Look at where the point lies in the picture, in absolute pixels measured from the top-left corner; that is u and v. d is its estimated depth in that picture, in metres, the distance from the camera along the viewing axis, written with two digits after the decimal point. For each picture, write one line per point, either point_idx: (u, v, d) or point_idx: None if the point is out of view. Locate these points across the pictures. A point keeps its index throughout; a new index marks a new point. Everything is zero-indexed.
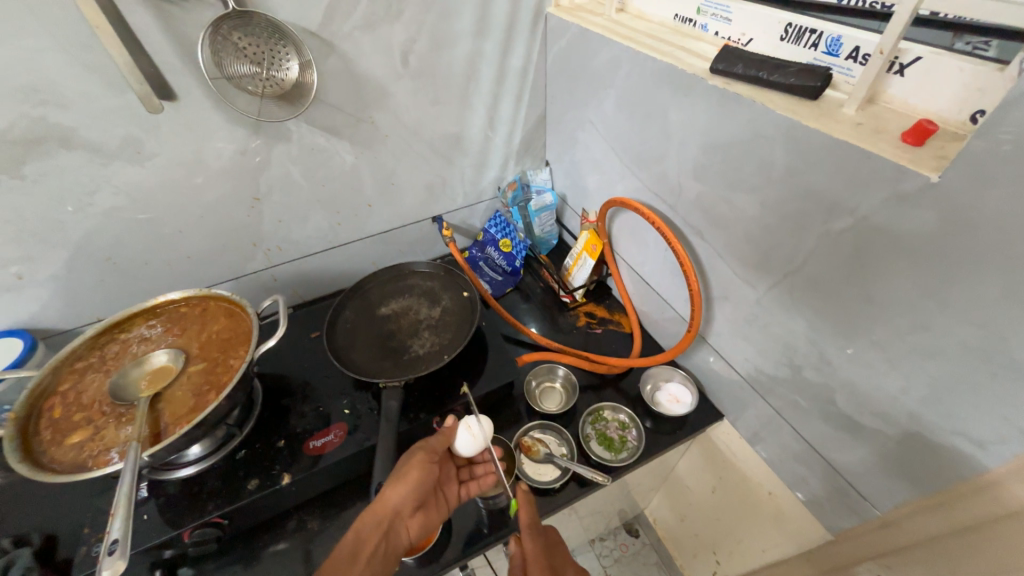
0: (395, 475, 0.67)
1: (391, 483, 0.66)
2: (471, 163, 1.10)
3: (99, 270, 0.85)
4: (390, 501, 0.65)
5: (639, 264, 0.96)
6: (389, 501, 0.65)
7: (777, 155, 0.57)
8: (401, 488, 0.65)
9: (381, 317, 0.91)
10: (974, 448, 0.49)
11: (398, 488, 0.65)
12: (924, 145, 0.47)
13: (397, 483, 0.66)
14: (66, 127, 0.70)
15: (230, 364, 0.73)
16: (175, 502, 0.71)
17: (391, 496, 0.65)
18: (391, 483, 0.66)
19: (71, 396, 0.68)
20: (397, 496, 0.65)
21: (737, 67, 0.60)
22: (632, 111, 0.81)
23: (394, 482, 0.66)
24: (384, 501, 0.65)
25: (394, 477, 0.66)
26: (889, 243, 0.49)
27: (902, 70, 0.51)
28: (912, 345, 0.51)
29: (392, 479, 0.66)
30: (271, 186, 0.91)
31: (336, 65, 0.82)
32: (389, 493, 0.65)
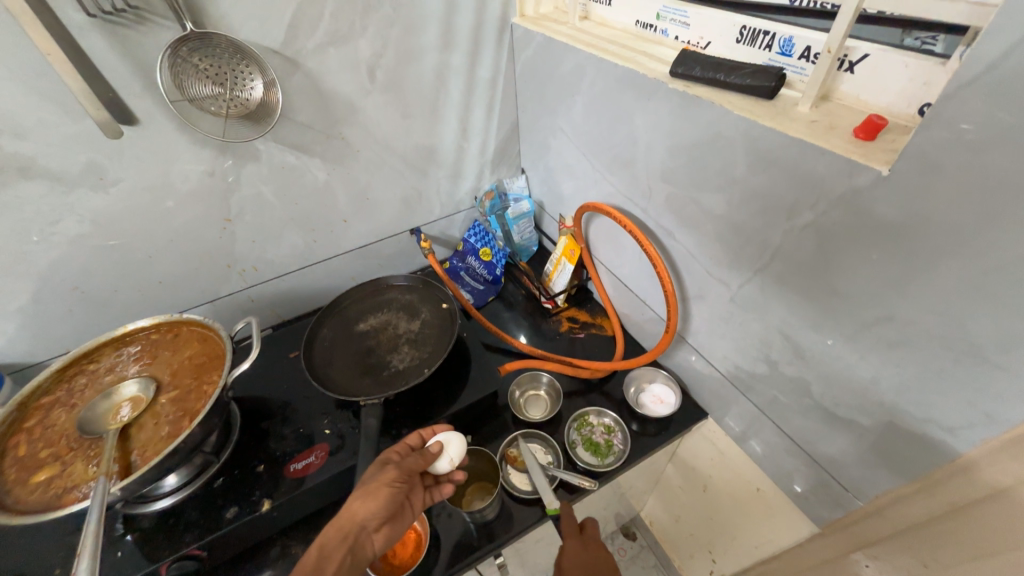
0: (364, 488, 0.63)
1: (359, 497, 0.62)
2: (446, 174, 1.10)
3: (66, 301, 0.83)
4: (357, 514, 0.60)
5: (617, 266, 0.96)
6: (358, 515, 0.60)
7: (739, 155, 0.58)
8: (371, 501, 0.61)
9: (359, 334, 0.89)
10: (945, 434, 0.49)
11: (367, 500, 0.61)
12: (876, 139, 0.48)
13: (365, 495, 0.62)
14: (24, 156, 0.68)
15: (203, 390, 0.71)
16: (151, 536, 0.69)
17: (357, 509, 0.60)
18: (360, 496, 0.61)
19: (36, 432, 0.66)
20: (365, 510, 0.60)
21: (696, 70, 0.61)
22: (599, 116, 0.82)
23: (364, 495, 0.62)
24: (352, 514, 0.60)
25: (363, 491, 0.62)
26: (850, 237, 0.50)
27: (852, 68, 0.53)
28: (879, 335, 0.52)
29: (360, 492, 0.62)
30: (242, 207, 0.90)
31: (302, 82, 0.82)
32: (356, 506, 0.61)
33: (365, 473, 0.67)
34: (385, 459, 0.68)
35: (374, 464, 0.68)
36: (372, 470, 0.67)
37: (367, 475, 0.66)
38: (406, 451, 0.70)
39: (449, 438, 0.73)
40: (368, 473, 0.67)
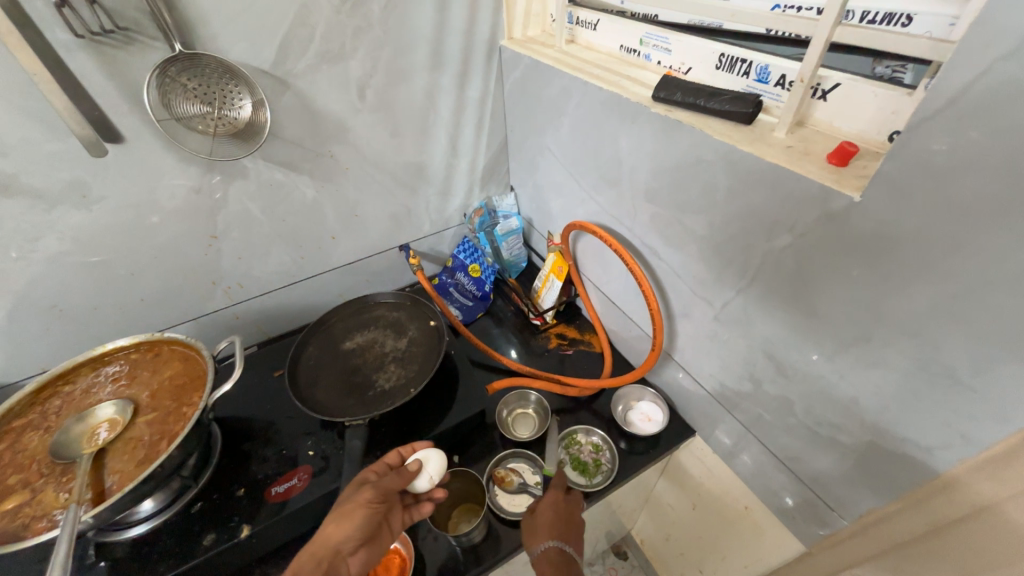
0: (338, 511, 0.62)
1: (333, 520, 0.61)
2: (435, 192, 1.11)
3: (44, 319, 0.81)
4: (333, 537, 0.59)
5: (604, 284, 0.97)
6: (332, 538, 0.59)
7: (719, 177, 0.60)
8: (346, 523, 0.61)
9: (345, 352, 0.89)
10: (924, 453, 0.50)
11: (342, 523, 0.60)
12: (848, 165, 0.50)
13: (340, 517, 0.61)
14: (4, 174, 0.67)
15: (183, 412, 0.70)
16: (124, 565, 0.66)
17: (332, 533, 0.60)
18: (335, 519, 0.61)
19: (5, 457, 0.64)
20: (340, 533, 0.60)
21: (677, 95, 0.63)
22: (585, 137, 0.83)
23: (339, 517, 0.61)
24: (327, 538, 0.59)
25: (338, 514, 0.62)
26: (826, 259, 0.51)
27: (824, 96, 0.54)
28: (858, 355, 0.53)
29: (335, 516, 0.61)
30: (229, 224, 0.89)
31: (292, 102, 0.83)
32: (331, 530, 0.60)
33: (341, 497, 0.66)
34: (362, 480, 0.67)
35: (351, 487, 0.67)
36: (348, 493, 0.66)
37: (343, 498, 0.65)
38: (384, 470, 0.69)
39: (428, 454, 0.72)
40: (344, 496, 0.66)
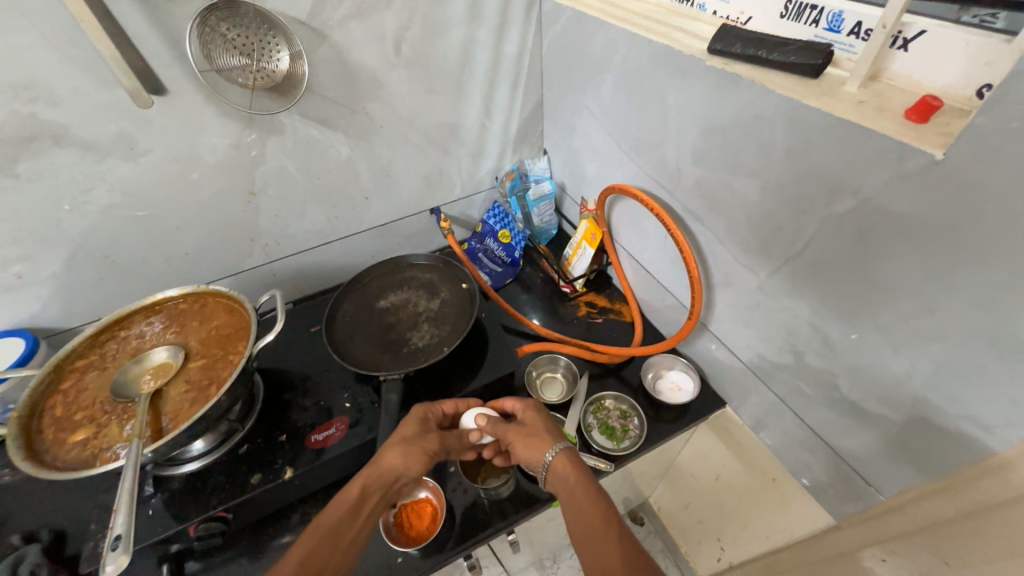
0: (406, 444, 0.66)
1: (402, 451, 0.65)
2: (468, 153, 1.09)
3: (98, 268, 0.85)
4: (400, 470, 0.65)
5: (639, 251, 0.95)
6: (399, 470, 0.65)
7: (778, 137, 0.56)
8: (412, 463, 0.65)
9: (380, 310, 0.90)
10: (980, 431, 0.48)
11: (410, 460, 0.65)
12: (929, 122, 0.46)
13: (409, 452, 0.65)
14: (57, 124, 0.69)
15: (229, 359, 0.73)
16: (179, 497, 0.71)
17: (397, 463, 0.64)
18: (405, 454, 0.65)
19: (72, 394, 0.69)
20: (406, 466, 0.65)
21: (736, 46, 0.59)
22: (629, 96, 0.80)
23: (409, 453, 0.65)
24: (393, 468, 0.64)
25: (406, 447, 0.65)
26: (893, 226, 0.48)
27: (906, 45, 0.50)
28: (920, 328, 0.50)
29: (402, 448, 0.65)
30: (266, 180, 0.90)
31: (328, 55, 0.81)
32: (398, 460, 0.64)
33: (399, 428, 0.68)
34: (422, 418, 0.71)
35: (408, 419, 0.70)
36: (410, 426, 0.69)
37: (407, 432, 0.68)
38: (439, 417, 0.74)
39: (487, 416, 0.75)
40: (404, 428, 0.68)
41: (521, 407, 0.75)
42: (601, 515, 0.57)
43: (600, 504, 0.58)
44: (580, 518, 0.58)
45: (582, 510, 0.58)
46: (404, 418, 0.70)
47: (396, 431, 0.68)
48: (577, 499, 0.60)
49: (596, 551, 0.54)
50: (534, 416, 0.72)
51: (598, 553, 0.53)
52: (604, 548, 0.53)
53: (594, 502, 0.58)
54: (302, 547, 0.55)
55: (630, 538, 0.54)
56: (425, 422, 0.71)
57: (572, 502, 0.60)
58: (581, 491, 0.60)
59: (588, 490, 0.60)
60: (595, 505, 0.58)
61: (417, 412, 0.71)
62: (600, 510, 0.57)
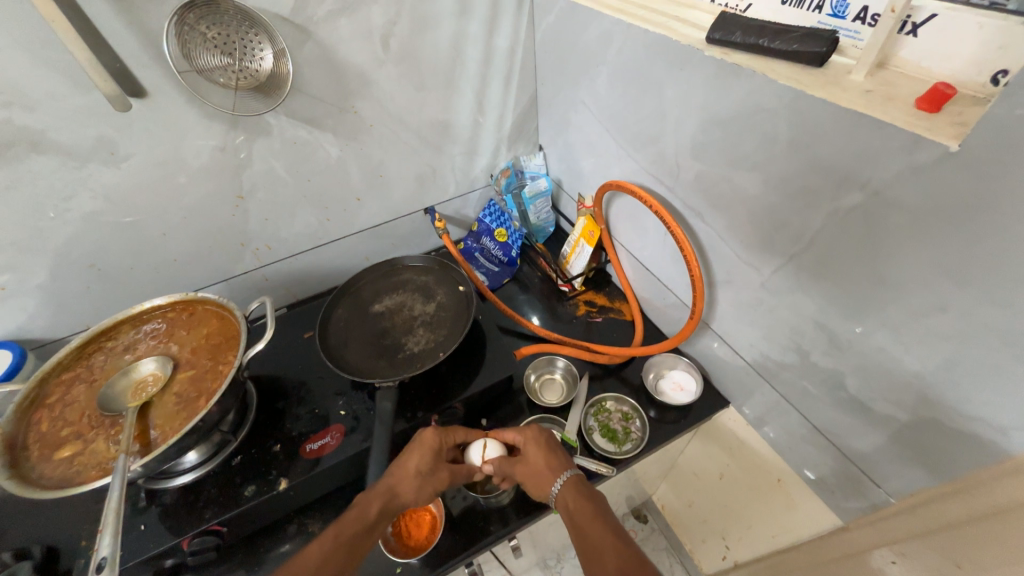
0: (420, 480, 0.66)
1: (416, 487, 0.65)
2: (462, 151, 1.06)
3: (84, 278, 0.83)
4: (411, 496, 0.65)
5: (638, 249, 0.92)
6: (410, 497, 0.65)
7: (781, 129, 0.54)
8: (423, 493, 0.66)
9: (374, 315, 0.88)
10: (996, 433, 0.46)
11: (421, 494, 0.66)
12: (941, 111, 0.44)
13: (422, 488, 0.66)
14: (32, 130, 0.67)
15: (219, 370, 0.71)
16: (173, 510, 0.69)
17: (410, 496, 0.65)
18: (419, 482, 0.66)
19: (58, 409, 0.67)
20: (417, 498, 0.65)
21: (736, 35, 0.56)
22: (626, 89, 0.77)
23: (423, 481, 0.66)
24: (406, 494, 0.65)
25: (422, 481, 0.66)
26: (904, 220, 0.46)
27: (915, 30, 0.47)
28: (934, 327, 0.48)
29: (418, 482, 0.66)
30: (254, 183, 0.88)
31: (313, 52, 0.79)
32: (412, 492, 0.65)
33: (413, 458, 0.67)
34: (436, 451, 0.70)
35: (421, 449, 0.69)
36: (424, 459, 0.68)
37: (423, 463, 0.68)
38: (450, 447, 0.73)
39: (491, 449, 0.73)
40: (418, 461, 0.67)
41: (523, 439, 0.73)
42: (602, 529, 0.56)
43: (602, 522, 0.57)
44: (582, 535, 0.57)
45: (584, 528, 0.58)
46: (416, 446, 0.69)
47: (410, 461, 0.67)
48: (580, 519, 0.59)
49: (595, 563, 0.53)
50: (539, 446, 0.71)
51: (596, 563, 0.53)
52: (601, 559, 0.52)
53: (595, 519, 0.58)
54: (317, 549, 0.56)
55: (629, 547, 0.53)
56: (438, 454, 0.70)
57: (576, 524, 0.59)
58: (585, 512, 0.60)
59: (592, 511, 0.59)
60: (596, 523, 0.57)
61: (431, 445, 0.70)
62: (601, 525, 0.57)
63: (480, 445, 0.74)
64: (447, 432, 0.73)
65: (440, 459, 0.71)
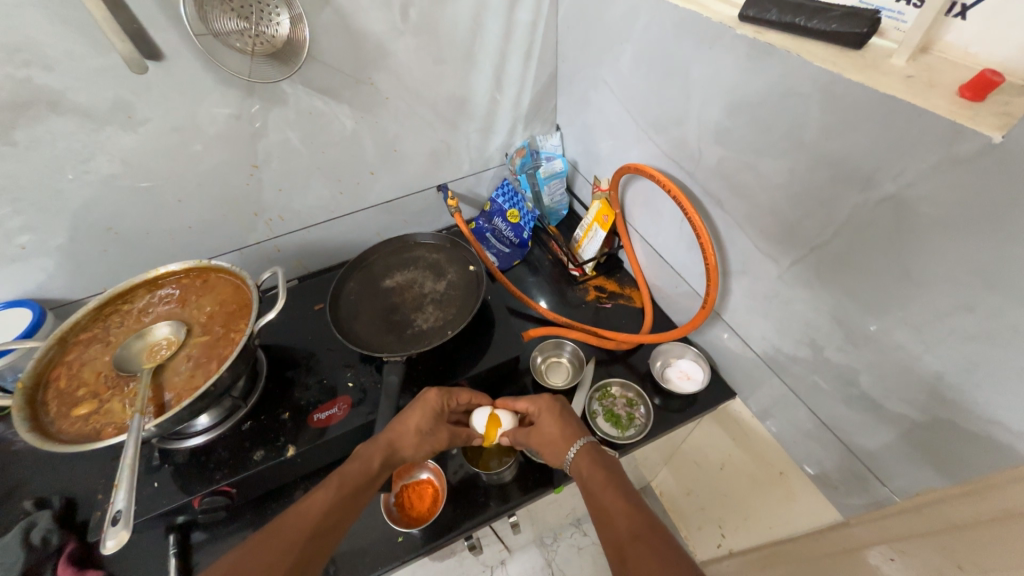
0: (420, 437, 0.68)
1: (416, 443, 0.68)
2: (477, 129, 1.04)
3: (102, 241, 0.84)
4: (407, 451, 0.67)
5: (653, 236, 0.91)
6: (407, 450, 0.67)
7: (812, 116, 0.52)
8: (421, 448, 0.69)
9: (385, 290, 0.88)
10: (1012, 438, 0.45)
11: (419, 451, 0.69)
12: (985, 100, 0.41)
13: (421, 446, 0.69)
14: (51, 90, 0.67)
15: (231, 338, 0.72)
16: (185, 470, 0.71)
17: (409, 452, 0.68)
18: (418, 439, 0.68)
19: (75, 368, 0.69)
20: (415, 453, 0.68)
21: (772, 13, 0.54)
22: (650, 69, 0.74)
23: (422, 438, 0.69)
24: (405, 448, 0.67)
25: (421, 439, 0.68)
26: (934, 215, 0.44)
27: (964, 13, 0.44)
28: (958, 327, 0.46)
29: (418, 440, 0.68)
30: (269, 153, 0.87)
31: (331, 20, 0.77)
32: (411, 448, 0.68)
33: (414, 418, 0.68)
34: (437, 411, 0.70)
35: (423, 409, 0.69)
36: (425, 418, 0.69)
37: (423, 423, 0.69)
38: (452, 406, 0.74)
39: (506, 418, 0.75)
40: (419, 419, 0.68)
41: (537, 410, 0.73)
42: (614, 495, 0.57)
43: (614, 488, 0.58)
44: (595, 501, 0.58)
45: (597, 493, 0.59)
46: (418, 405, 0.69)
47: (411, 419, 0.68)
48: (593, 486, 0.60)
49: (609, 528, 0.55)
50: (553, 414, 0.71)
51: (610, 529, 0.54)
52: (614, 524, 0.54)
53: (606, 485, 0.59)
54: (323, 497, 0.59)
55: (639, 511, 0.54)
56: (438, 414, 0.71)
57: (589, 490, 0.61)
58: (598, 478, 0.61)
59: (604, 477, 0.60)
60: (608, 488, 0.59)
61: (434, 406, 0.70)
62: (613, 491, 0.58)
63: (489, 414, 0.75)
64: (449, 394, 0.72)
65: (439, 418, 0.72)
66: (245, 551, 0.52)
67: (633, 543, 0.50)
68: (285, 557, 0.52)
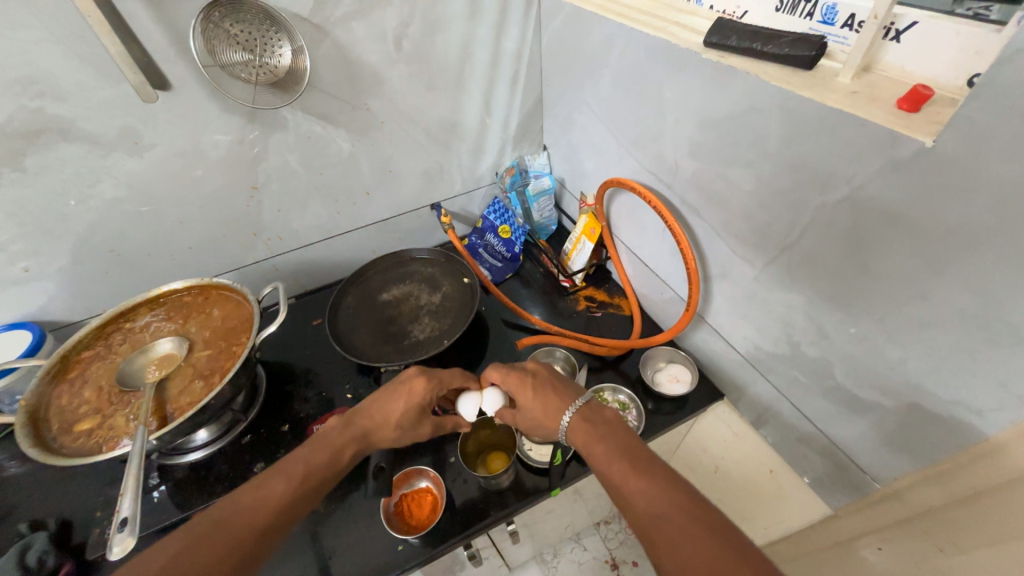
0: (399, 431, 0.67)
1: (394, 435, 0.67)
2: (468, 149, 1.09)
3: (103, 263, 0.86)
4: (385, 440, 0.67)
5: (638, 246, 0.95)
6: (384, 440, 0.67)
7: (772, 129, 0.57)
8: (400, 437, 0.68)
9: (382, 303, 0.91)
10: (973, 416, 0.49)
11: (399, 440, 0.69)
12: (920, 111, 0.47)
13: (400, 436, 0.68)
14: (63, 118, 0.70)
15: (232, 351, 0.74)
16: (183, 485, 0.72)
17: (385, 441, 0.67)
18: (397, 431, 0.67)
19: (78, 385, 0.70)
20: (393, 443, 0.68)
21: (732, 39, 0.60)
22: (627, 91, 0.80)
23: (402, 431, 0.68)
24: (384, 437, 0.67)
25: (401, 433, 0.68)
26: (885, 214, 0.49)
27: (898, 37, 0.50)
28: (915, 316, 0.50)
29: (397, 433, 0.67)
30: (269, 175, 0.91)
31: (329, 51, 0.82)
32: (389, 440, 0.67)
33: (395, 411, 0.67)
34: (423, 406, 0.68)
35: (407, 405, 0.67)
36: (408, 412, 0.67)
37: (403, 417, 0.67)
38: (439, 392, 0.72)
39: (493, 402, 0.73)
40: (401, 415, 0.67)
41: (522, 395, 0.69)
42: (624, 469, 0.54)
43: (619, 461, 0.55)
44: (606, 478, 0.56)
45: (604, 470, 0.56)
46: (402, 396, 0.67)
47: (392, 413, 0.66)
48: (598, 462, 0.57)
49: (627, 507, 0.52)
50: (524, 390, 0.69)
51: (629, 508, 0.52)
52: (630, 504, 0.52)
53: (613, 459, 0.56)
54: (280, 486, 0.56)
55: (652, 484, 0.52)
56: (423, 408, 0.69)
57: (595, 464, 0.58)
58: (602, 452, 0.58)
59: (607, 451, 0.57)
60: (614, 461, 0.56)
61: (419, 401, 0.67)
62: (619, 465, 0.55)
63: (478, 399, 0.74)
64: (438, 382, 0.70)
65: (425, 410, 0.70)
66: (190, 543, 0.49)
67: (655, 527, 0.48)
68: (224, 558, 0.49)
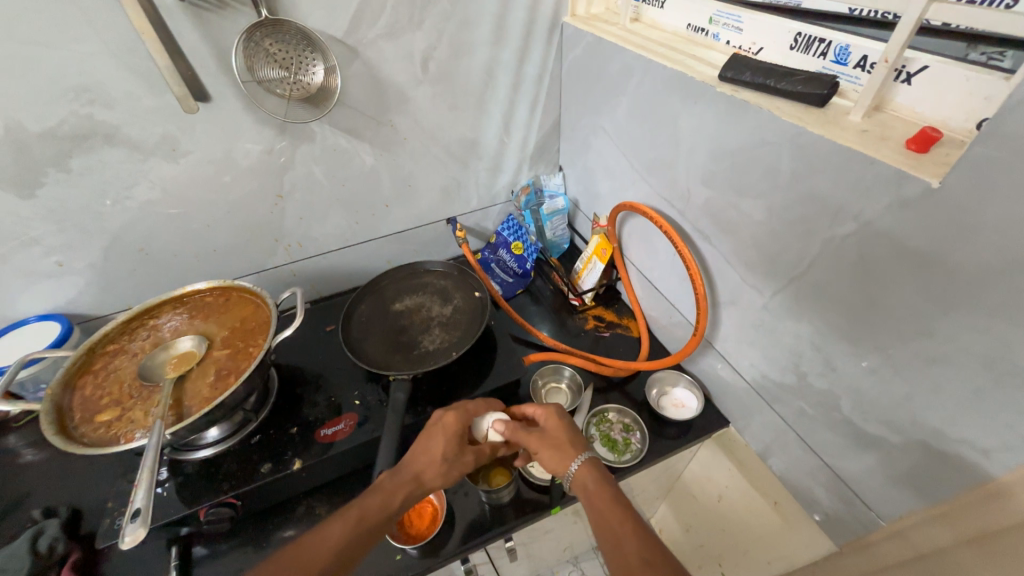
0: (446, 465, 0.67)
1: (442, 472, 0.66)
2: (486, 167, 1.13)
3: (132, 261, 0.90)
4: (433, 481, 0.66)
5: (648, 268, 0.96)
6: (430, 481, 0.66)
7: (783, 162, 0.59)
8: (448, 475, 0.67)
9: (394, 312, 0.94)
10: (979, 456, 0.48)
11: (447, 480, 0.67)
12: (929, 152, 0.48)
13: (449, 472, 0.67)
14: (109, 124, 0.75)
15: (249, 352, 0.77)
16: (192, 481, 0.74)
17: (437, 481, 0.66)
18: (443, 467, 0.67)
19: (101, 377, 0.73)
20: (444, 483, 0.67)
21: (745, 74, 0.62)
22: (643, 118, 0.83)
23: (448, 465, 0.67)
24: (429, 479, 0.66)
25: (448, 466, 0.67)
26: (893, 249, 0.50)
27: (909, 79, 0.52)
28: (922, 353, 0.51)
29: (443, 468, 0.66)
30: (294, 184, 0.95)
31: (359, 70, 0.87)
32: (437, 479, 0.66)
33: (438, 447, 0.68)
34: (462, 436, 0.70)
35: (444, 437, 0.69)
36: (450, 444, 0.69)
37: (446, 450, 0.68)
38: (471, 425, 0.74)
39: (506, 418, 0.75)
40: (443, 448, 0.68)
41: (543, 414, 0.73)
42: (622, 516, 0.56)
43: (621, 508, 0.58)
44: (600, 519, 0.58)
45: (602, 510, 0.58)
46: (439, 432, 0.69)
47: (435, 449, 0.68)
48: (598, 501, 0.60)
49: (614, 548, 0.54)
50: (552, 417, 0.72)
51: (616, 551, 0.53)
52: (620, 545, 0.53)
53: (613, 503, 0.59)
54: (340, 527, 0.58)
55: (648, 535, 0.54)
56: (460, 438, 0.71)
57: (591, 503, 0.60)
58: (604, 495, 0.60)
59: (610, 495, 0.60)
60: (616, 506, 0.58)
61: (456, 431, 0.70)
62: (621, 510, 0.57)
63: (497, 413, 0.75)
64: (467, 412, 0.73)
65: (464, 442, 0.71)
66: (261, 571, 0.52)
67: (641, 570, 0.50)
68: None
